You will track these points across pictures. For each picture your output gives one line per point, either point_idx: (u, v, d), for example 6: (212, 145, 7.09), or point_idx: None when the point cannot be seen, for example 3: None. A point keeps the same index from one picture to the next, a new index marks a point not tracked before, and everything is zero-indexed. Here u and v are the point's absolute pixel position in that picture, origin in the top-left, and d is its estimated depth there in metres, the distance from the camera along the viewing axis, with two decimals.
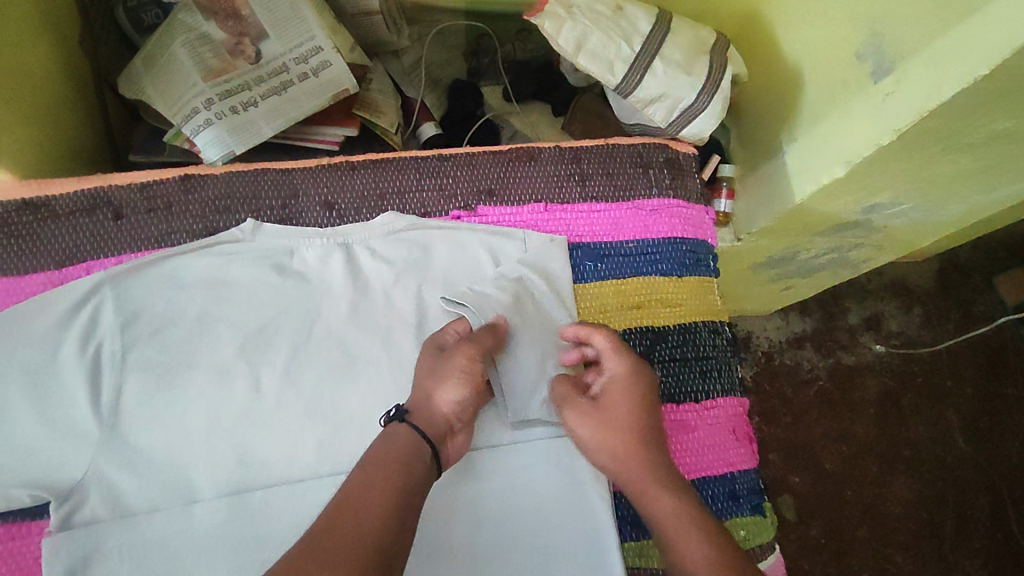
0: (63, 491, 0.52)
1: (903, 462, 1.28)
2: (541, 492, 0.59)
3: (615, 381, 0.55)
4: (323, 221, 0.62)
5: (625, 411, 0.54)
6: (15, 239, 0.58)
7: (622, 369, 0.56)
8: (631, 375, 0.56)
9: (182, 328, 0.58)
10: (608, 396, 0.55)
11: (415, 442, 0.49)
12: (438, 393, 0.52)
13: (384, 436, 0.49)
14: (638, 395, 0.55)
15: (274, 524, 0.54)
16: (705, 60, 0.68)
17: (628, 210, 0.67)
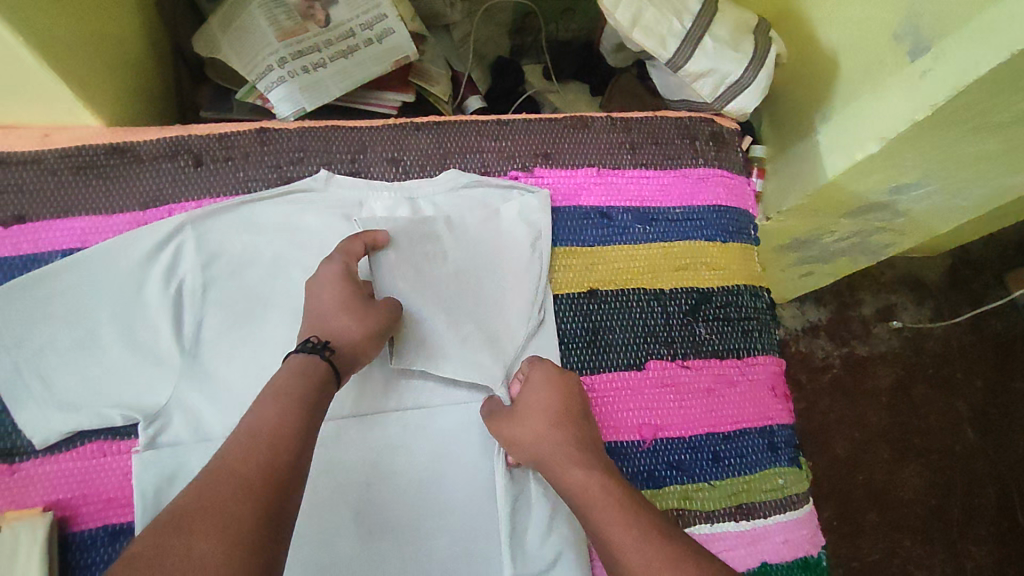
0: (151, 413, 0.55)
1: (914, 450, 1.32)
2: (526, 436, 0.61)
3: (548, 380, 0.58)
4: (390, 175, 0.66)
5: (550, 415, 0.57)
6: (101, 180, 0.61)
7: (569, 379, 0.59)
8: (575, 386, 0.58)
9: (258, 270, 0.61)
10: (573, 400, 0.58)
11: (327, 374, 0.52)
12: (349, 335, 0.55)
13: (297, 364, 0.51)
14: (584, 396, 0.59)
15: (344, 451, 0.58)
16: (752, 42, 0.71)
17: (675, 178, 0.70)
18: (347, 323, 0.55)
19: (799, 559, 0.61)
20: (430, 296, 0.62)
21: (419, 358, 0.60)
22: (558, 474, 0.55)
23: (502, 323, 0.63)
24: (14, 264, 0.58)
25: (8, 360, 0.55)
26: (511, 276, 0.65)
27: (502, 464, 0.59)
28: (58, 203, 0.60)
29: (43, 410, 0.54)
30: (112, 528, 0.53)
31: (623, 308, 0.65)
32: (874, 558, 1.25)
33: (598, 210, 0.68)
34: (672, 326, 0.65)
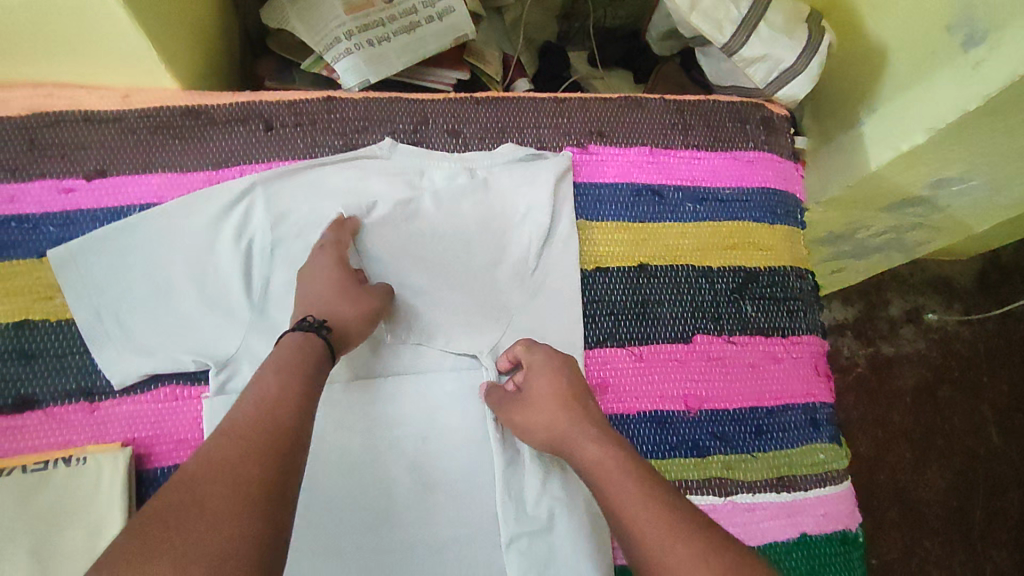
0: (222, 359, 0.58)
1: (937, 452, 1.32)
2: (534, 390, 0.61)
3: (556, 359, 0.57)
4: (450, 147, 0.68)
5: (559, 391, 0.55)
6: (178, 140, 0.64)
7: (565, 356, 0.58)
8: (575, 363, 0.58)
9: (324, 232, 0.63)
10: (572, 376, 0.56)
11: (321, 354, 0.52)
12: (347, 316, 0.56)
13: (296, 338, 0.51)
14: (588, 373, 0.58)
15: (401, 409, 0.59)
16: (806, 29, 0.72)
17: (726, 160, 0.72)
18: (346, 306, 0.56)
19: (838, 533, 0.62)
20: (428, 271, 0.64)
21: (415, 332, 0.61)
22: (576, 454, 0.51)
23: (499, 294, 0.64)
24: (96, 215, 0.61)
25: (90, 305, 0.58)
26: (518, 249, 0.66)
27: (493, 428, 0.59)
28: (136, 160, 0.63)
29: (122, 353, 0.57)
30: None
31: (672, 283, 0.67)
32: (893, 556, 1.26)
33: (649, 188, 0.70)
34: (719, 303, 0.67)
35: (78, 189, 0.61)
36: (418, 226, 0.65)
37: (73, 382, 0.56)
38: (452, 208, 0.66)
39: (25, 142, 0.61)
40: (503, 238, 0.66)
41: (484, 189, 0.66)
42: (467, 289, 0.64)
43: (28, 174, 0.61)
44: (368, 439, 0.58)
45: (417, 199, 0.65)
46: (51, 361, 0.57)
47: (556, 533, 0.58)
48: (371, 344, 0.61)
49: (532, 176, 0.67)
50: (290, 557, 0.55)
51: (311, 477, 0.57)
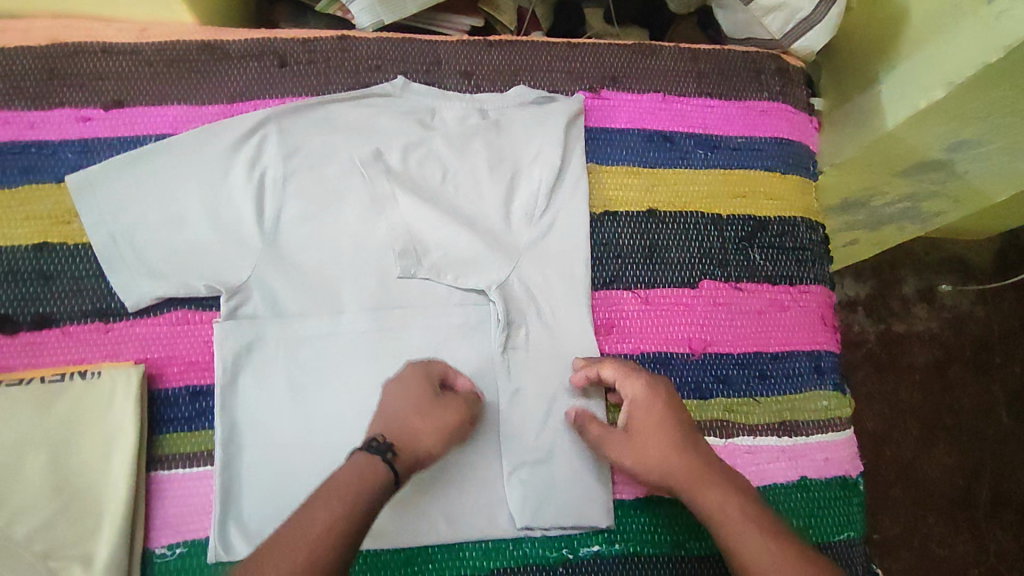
0: (233, 286, 0.59)
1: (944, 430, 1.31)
2: (547, 333, 0.62)
3: (651, 399, 0.55)
4: (462, 88, 0.68)
5: (661, 426, 0.54)
6: (193, 74, 0.64)
7: (643, 385, 0.56)
8: (652, 392, 0.55)
9: (334, 166, 0.63)
10: (652, 412, 0.55)
11: (387, 480, 0.48)
12: (417, 441, 0.51)
13: (358, 466, 0.48)
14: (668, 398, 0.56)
15: (407, 341, 0.60)
16: None
17: (739, 110, 0.71)
18: (411, 411, 0.52)
19: (838, 478, 0.62)
20: (441, 207, 0.63)
21: (422, 268, 0.62)
22: (696, 499, 0.51)
23: (507, 233, 0.63)
24: (112, 144, 0.62)
25: (104, 230, 0.59)
26: (529, 189, 0.65)
27: (498, 363, 0.60)
28: (151, 92, 0.63)
29: (135, 277, 0.58)
30: (193, 388, 0.57)
31: (680, 229, 0.67)
32: (896, 531, 1.25)
33: (661, 134, 0.69)
34: (727, 250, 0.67)
35: (95, 118, 0.62)
36: (429, 164, 0.64)
37: (89, 303, 0.58)
38: (464, 147, 0.65)
39: (44, 71, 0.62)
40: (516, 177, 0.65)
41: (496, 129, 0.66)
42: (476, 226, 0.63)
43: (47, 102, 0.62)
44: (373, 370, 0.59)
45: (430, 138, 0.65)
46: (67, 282, 0.58)
47: (555, 473, 0.59)
48: (379, 278, 0.61)
49: (546, 117, 0.66)
50: (296, 480, 0.56)
51: (318, 403, 0.58)
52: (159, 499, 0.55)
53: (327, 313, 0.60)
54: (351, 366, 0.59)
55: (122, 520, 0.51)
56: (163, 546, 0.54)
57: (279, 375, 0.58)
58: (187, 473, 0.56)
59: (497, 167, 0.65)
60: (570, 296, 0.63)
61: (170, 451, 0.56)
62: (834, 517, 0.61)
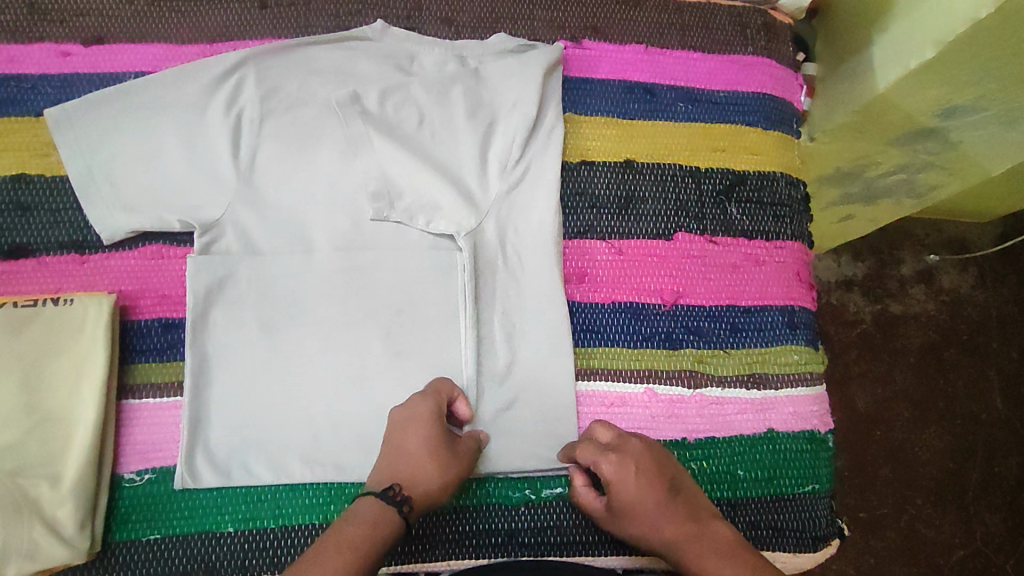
0: (207, 223, 0.59)
1: (936, 412, 1.30)
2: (517, 280, 0.62)
3: (630, 486, 0.52)
4: (443, 34, 0.68)
5: (641, 507, 0.52)
6: (174, 13, 0.65)
7: (613, 466, 0.53)
8: (625, 471, 0.53)
9: (311, 108, 0.63)
10: (627, 493, 0.52)
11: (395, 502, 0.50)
12: (427, 484, 0.52)
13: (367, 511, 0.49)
14: (644, 476, 0.53)
15: (378, 283, 0.60)
16: None
17: (722, 63, 0.71)
18: (423, 452, 0.53)
19: (806, 432, 0.62)
20: (417, 151, 0.63)
21: (395, 212, 0.62)
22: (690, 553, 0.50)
23: (482, 180, 0.63)
24: (91, 80, 0.62)
25: (81, 163, 0.59)
26: (506, 137, 0.64)
27: (465, 307, 0.60)
28: (132, 30, 0.64)
29: (110, 210, 0.59)
30: (165, 321, 0.58)
31: (657, 181, 0.67)
32: (882, 511, 1.25)
33: (642, 86, 0.69)
34: (704, 203, 0.67)
35: (76, 54, 0.63)
36: (407, 109, 0.64)
37: (66, 236, 0.59)
38: (442, 93, 0.65)
39: (25, 7, 0.63)
40: (492, 125, 0.65)
41: (475, 77, 0.66)
42: (450, 173, 0.63)
43: (28, 37, 0.63)
44: (342, 309, 0.59)
45: (409, 83, 0.65)
46: (45, 215, 0.59)
47: (520, 418, 0.60)
48: (353, 221, 0.62)
49: (525, 66, 0.66)
50: (263, 414, 0.57)
51: (289, 341, 0.58)
52: (130, 426, 0.56)
53: (300, 253, 0.60)
54: (321, 307, 0.59)
55: (90, 443, 0.52)
56: (132, 472, 0.56)
57: (249, 311, 0.59)
58: (158, 402, 0.57)
59: (474, 114, 0.64)
60: (542, 244, 0.63)
61: (141, 381, 0.57)
62: (798, 470, 0.61)
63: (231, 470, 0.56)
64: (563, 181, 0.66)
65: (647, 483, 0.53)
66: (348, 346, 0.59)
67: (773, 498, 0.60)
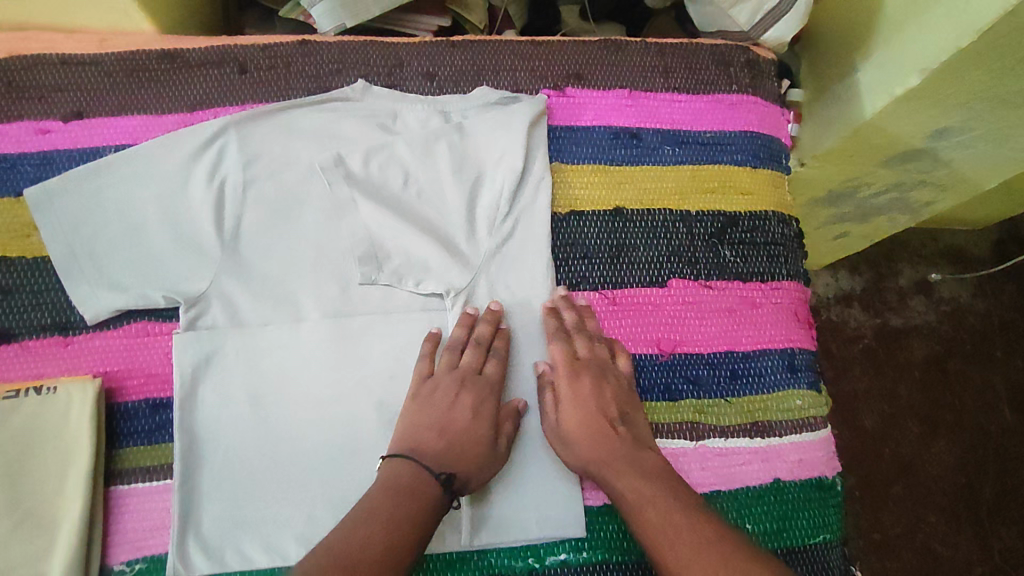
0: (191, 297, 0.58)
1: (945, 426, 1.28)
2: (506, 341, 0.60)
3: (580, 394, 0.58)
4: (425, 90, 0.67)
5: (591, 417, 0.57)
6: (153, 82, 0.64)
7: (568, 379, 0.58)
8: (571, 383, 0.58)
9: (295, 171, 0.63)
10: (568, 404, 0.58)
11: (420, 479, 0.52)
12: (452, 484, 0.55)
13: (398, 470, 0.53)
14: (595, 396, 0.58)
15: (369, 349, 0.59)
16: None
17: (708, 103, 0.70)
18: (460, 415, 0.56)
19: (813, 480, 0.61)
20: (405, 211, 0.63)
21: (384, 274, 0.61)
22: None
23: (472, 237, 0.63)
24: (71, 156, 0.62)
25: (64, 242, 0.58)
26: (492, 193, 0.64)
27: None
28: (111, 102, 0.63)
29: (93, 289, 0.58)
30: (153, 401, 0.57)
31: (648, 226, 0.66)
32: (897, 531, 1.23)
33: (628, 130, 0.69)
34: (696, 246, 0.66)
35: (55, 131, 0.62)
36: (392, 168, 0.64)
37: (48, 318, 0.58)
38: (427, 151, 0.64)
39: (3, 84, 0.62)
40: (479, 180, 0.64)
41: (458, 132, 0.65)
42: (437, 231, 0.62)
43: (7, 116, 0.62)
44: (335, 377, 0.58)
45: (392, 142, 0.64)
46: (27, 297, 0.58)
47: (522, 462, 0.59)
48: (341, 285, 0.61)
49: (509, 118, 0.65)
50: (258, 492, 0.55)
51: (280, 415, 0.57)
52: (118, 514, 0.55)
53: (288, 322, 0.59)
54: (312, 377, 0.58)
55: (77, 535, 0.51)
56: (122, 562, 0.54)
57: (238, 386, 0.57)
58: (146, 487, 0.55)
59: (460, 170, 0.64)
60: (534, 300, 0.62)
61: (129, 465, 0.56)
62: (809, 519, 0.60)
63: (226, 555, 0.54)
64: (554, 233, 0.65)
65: (594, 399, 0.57)
66: (342, 415, 0.57)
67: (784, 551, 0.59)
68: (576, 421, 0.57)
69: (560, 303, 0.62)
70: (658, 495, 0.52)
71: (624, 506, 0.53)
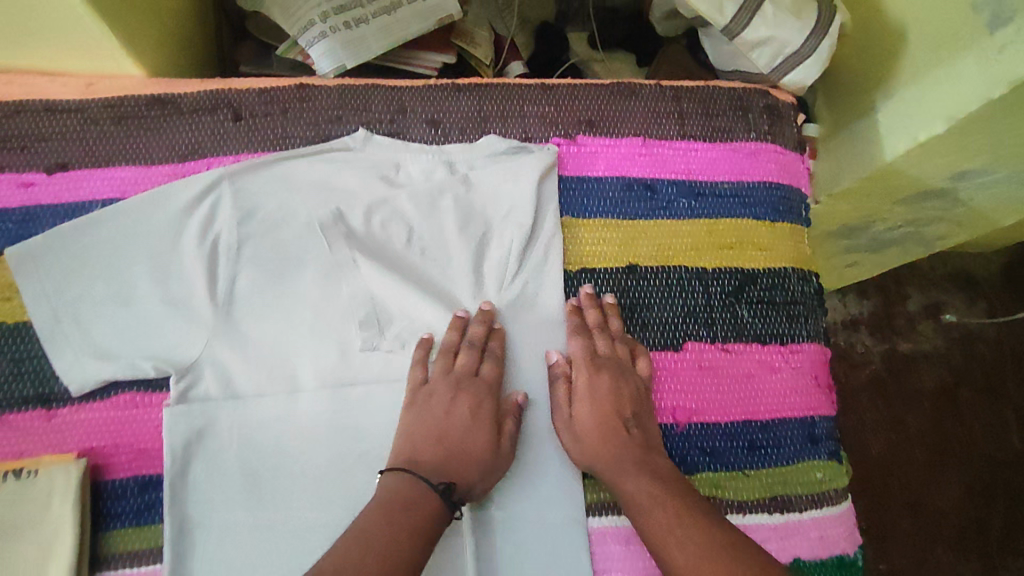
0: (183, 367, 0.55)
1: (952, 455, 1.26)
2: (507, 410, 0.58)
3: (597, 394, 0.57)
4: (428, 138, 0.64)
5: (607, 415, 0.57)
6: (142, 131, 0.61)
7: (585, 377, 0.58)
8: (590, 380, 0.58)
9: (293, 229, 0.60)
10: (585, 399, 0.58)
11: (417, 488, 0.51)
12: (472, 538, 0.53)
13: (396, 486, 0.51)
14: (612, 394, 0.57)
15: (370, 421, 0.57)
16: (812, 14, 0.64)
17: (725, 151, 0.67)
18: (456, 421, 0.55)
19: (834, 557, 0.59)
20: (407, 272, 0.60)
21: (385, 340, 0.58)
22: None
23: (478, 299, 0.60)
24: (55, 212, 0.58)
25: (47, 307, 0.55)
26: (500, 252, 0.61)
27: None
28: (97, 152, 0.60)
29: (78, 358, 0.55)
30: (141, 479, 0.54)
31: (662, 286, 0.63)
32: (905, 563, 1.21)
33: (642, 181, 0.65)
34: (713, 307, 0.63)
35: (38, 184, 0.59)
36: (393, 226, 0.61)
37: (31, 389, 0.55)
38: (431, 206, 0.61)
39: None
40: (486, 238, 0.61)
41: (464, 186, 0.62)
42: (442, 294, 0.60)
43: None
44: (335, 453, 0.56)
45: (395, 197, 0.61)
46: (8, 366, 0.55)
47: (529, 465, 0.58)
48: (340, 354, 0.58)
49: (518, 171, 0.62)
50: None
51: (277, 494, 0.54)
52: None
53: (285, 393, 0.56)
54: (311, 451, 0.55)
55: None
56: None
57: (232, 462, 0.55)
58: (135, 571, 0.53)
59: (465, 228, 0.61)
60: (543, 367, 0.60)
61: (116, 548, 0.53)
62: None
63: None
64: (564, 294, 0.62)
65: (608, 399, 0.57)
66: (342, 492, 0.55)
67: None
68: (590, 424, 0.57)
69: (584, 302, 0.61)
70: (676, 501, 0.52)
71: (634, 507, 0.53)
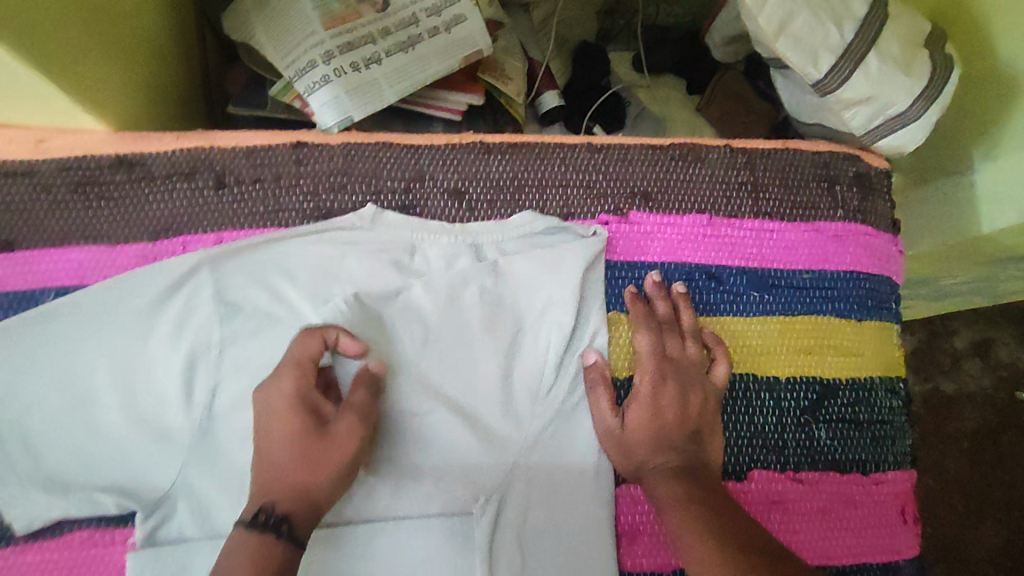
0: (151, 501, 0.46)
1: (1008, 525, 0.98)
2: (531, 550, 0.49)
3: (655, 407, 0.49)
4: (451, 213, 0.53)
5: (667, 422, 0.49)
6: (104, 201, 0.50)
7: (646, 378, 0.50)
8: (659, 381, 0.50)
9: (283, 329, 0.49)
10: (641, 408, 0.49)
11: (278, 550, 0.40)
12: None
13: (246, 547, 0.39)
14: (677, 407, 0.49)
15: (374, 567, 0.48)
16: (921, 75, 0.53)
17: (806, 233, 0.56)
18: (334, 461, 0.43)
19: None
20: (420, 386, 0.50)
21: (390, 462, 0.49)
22: None
23: (507, 416, 0.51)
24: None
25: None
26: (533, 358, 0.52)
27: None
28: (50, 228, 0.49)
29: (27, 490, 0.46)
30: None
31: (727, 403, 0.53)
32: None
33: (705, 270, 0.54)
34: (785, 427, 0.53)
35: None
36: (403, 323, 0.50)
37: None
38: (453, 299, 0.51)
39: None
40: (517, 340, 0.52)
41: (493, 276, 0.52)
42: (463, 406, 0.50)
43: None
44: None
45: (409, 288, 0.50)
46: None
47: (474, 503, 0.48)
48: None
49: (559, 258, 0.52)
50: None
51: None
52: None
53: None
54: None
55: None
56: None
57: None
58: None
59: (491, 327, 0.51)
60: (581, 499, 0.50)
61: None
62: None
63: None
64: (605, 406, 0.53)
65: (671, 413, 0.49)
66: None
67: None
68: (645, 439, 0.49)
69: (651, 290, 0.53)
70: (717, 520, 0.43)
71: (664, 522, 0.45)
